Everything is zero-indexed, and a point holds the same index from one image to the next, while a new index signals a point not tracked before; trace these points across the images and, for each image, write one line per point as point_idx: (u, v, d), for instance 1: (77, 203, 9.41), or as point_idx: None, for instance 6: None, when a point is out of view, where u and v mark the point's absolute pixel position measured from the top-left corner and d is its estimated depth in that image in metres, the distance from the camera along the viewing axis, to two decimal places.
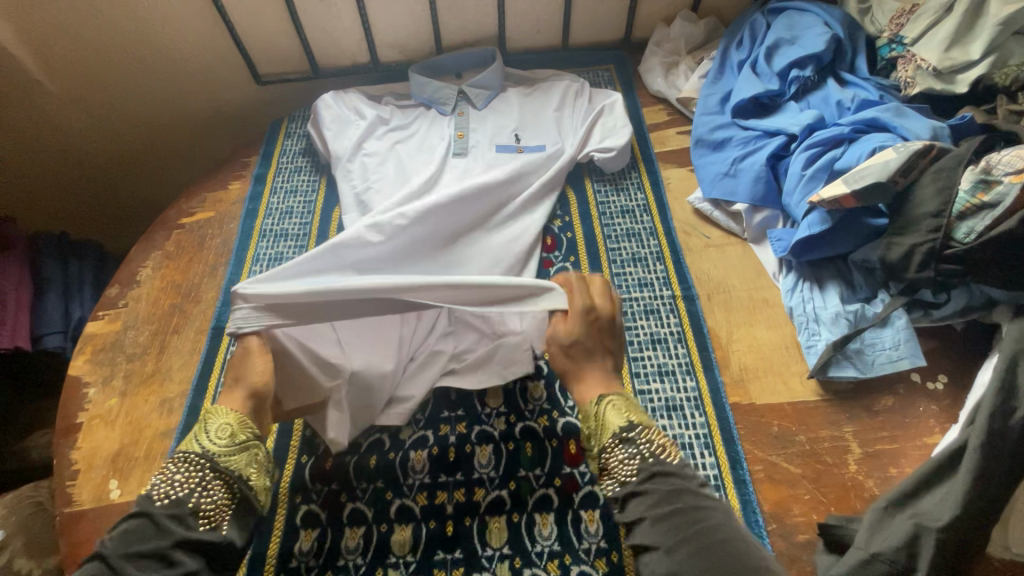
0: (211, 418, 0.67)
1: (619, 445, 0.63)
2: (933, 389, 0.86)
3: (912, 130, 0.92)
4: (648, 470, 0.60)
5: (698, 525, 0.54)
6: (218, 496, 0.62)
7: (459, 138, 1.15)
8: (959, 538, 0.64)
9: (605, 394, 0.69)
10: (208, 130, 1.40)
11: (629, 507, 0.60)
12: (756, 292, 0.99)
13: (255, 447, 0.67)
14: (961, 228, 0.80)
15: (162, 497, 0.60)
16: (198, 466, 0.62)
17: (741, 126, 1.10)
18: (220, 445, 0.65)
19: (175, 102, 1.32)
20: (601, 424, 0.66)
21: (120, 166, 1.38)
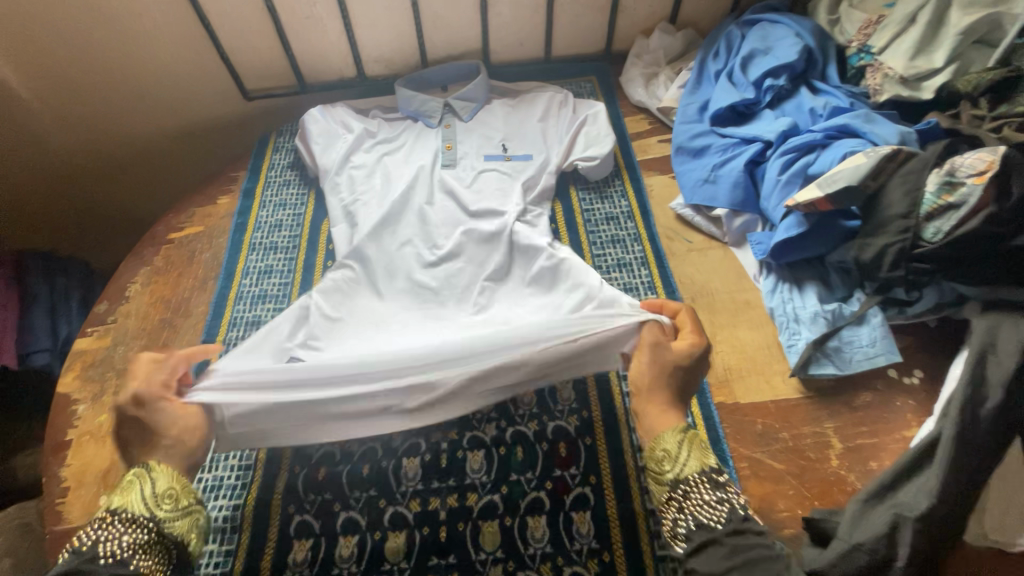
0: (154, 478, 0.63)
1: (708, 485, 0.62)
2: (909, 384, 0.89)
3: (881, 135, 0.95)
4: (738, 526, 0.59)
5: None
6: (157, 559, 0.60)
7: (447, 150, 1.17)
8: (935, 527, 0.67)
9: (692, 426, 0.67)
10: (194, 145, 1.41)
11: (705, 553, 0.58)
12: (738, 294, 1.02)
13: (196, 512, 0.65)
14: (929, 228, 0.83)
15: (106, 555, 0.57)
16: (141, 529, 0.60)
17: (719, 134, 1.13)
18: (164, 509, 0.62)
19: (162, 117, 1.33)
20: (679, 459, 0.64)
21: (108, 182, 1.38)
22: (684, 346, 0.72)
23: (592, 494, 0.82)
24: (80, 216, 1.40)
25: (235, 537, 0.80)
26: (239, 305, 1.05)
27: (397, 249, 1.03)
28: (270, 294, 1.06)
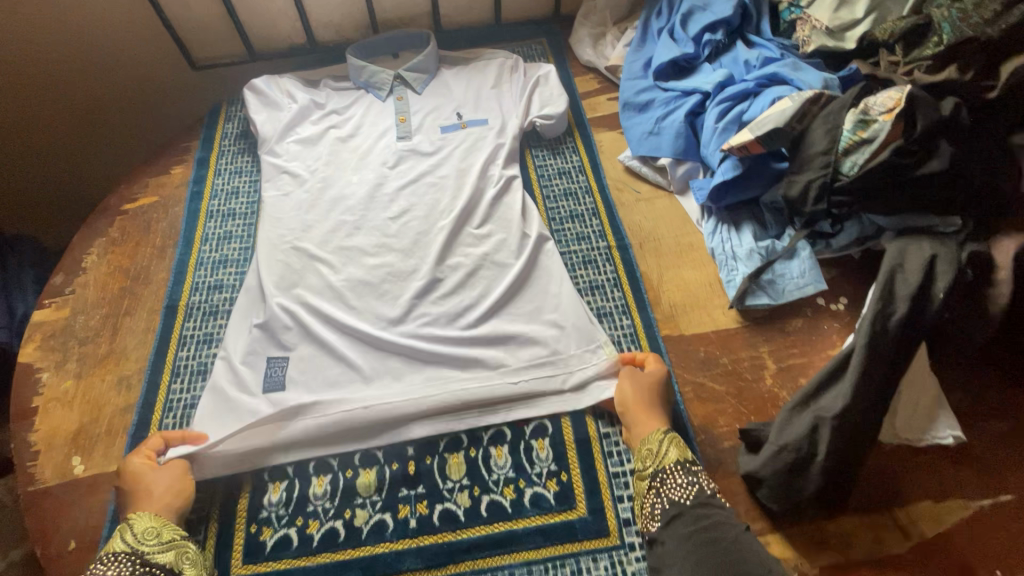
0: (132, 523, 0.73)
1: (680, 471, 0.76)
2: (835, 310, 0.98)
3: (807, 82, 1.01)
4: (701, 500, 0.72)
5: (722, 552, 0.66)
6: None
7: (402, 123, 1.23)
8: (851, 425, 0.75)
9: (669, 430, 0.80)
10: (139, 123, 1.38)
11: (674, 524, 0.72)
12: (682, 238, 1.09)
13: (183, 545, 0.74)
14: (847, 162, 0.91)
15: None
16: (126, 563, 0.70)
17: (662, 88, 1.19)
18: (148, 544, 0.72)
19: (105, 95, 1.31)
20: (660, 452, 0.78)
21: (59, 162, 1.35)
22: (656, 367, 0.87)
23: (550, 423, 0.88)
24: (33, 194, 1.36)
25: (209, 489, 0.83)
26: (200, 270, 1.05)
27: (345, 238, 1.08)
28: (231, 259, 1.07)
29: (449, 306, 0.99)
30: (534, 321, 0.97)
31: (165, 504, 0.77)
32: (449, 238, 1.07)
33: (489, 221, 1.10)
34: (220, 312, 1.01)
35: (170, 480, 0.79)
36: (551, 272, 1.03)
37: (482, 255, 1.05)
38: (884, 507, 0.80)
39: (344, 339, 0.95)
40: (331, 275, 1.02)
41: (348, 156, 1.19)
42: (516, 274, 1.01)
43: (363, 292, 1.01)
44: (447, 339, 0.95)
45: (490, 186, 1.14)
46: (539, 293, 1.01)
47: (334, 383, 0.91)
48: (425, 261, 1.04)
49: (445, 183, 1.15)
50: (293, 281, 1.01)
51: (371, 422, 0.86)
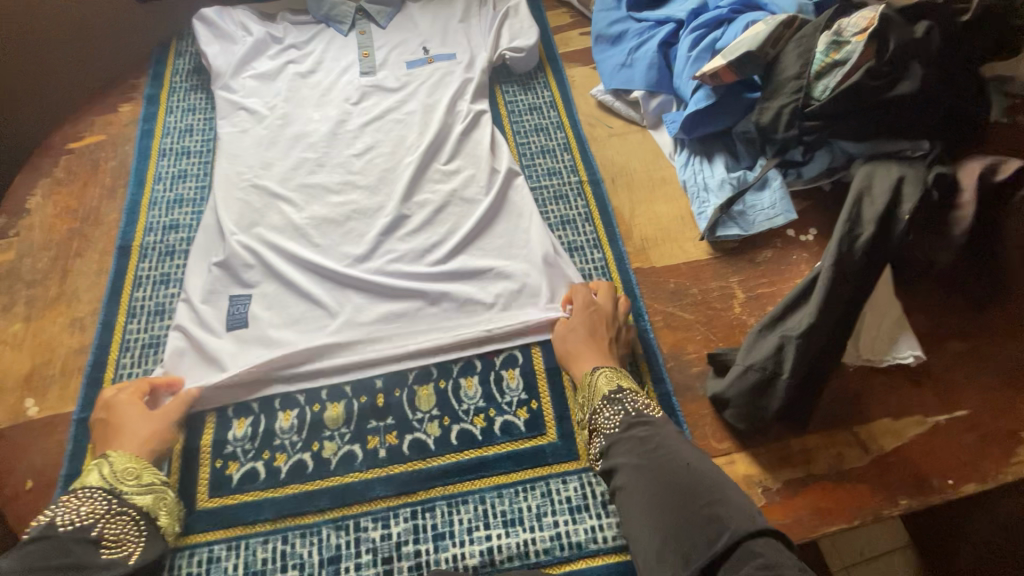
0: (110, 459, 0.71)
1: (607, 404, 0.76)
2: (804, 240, 0.98)
3: (781, 6, 0.98)
4: (629, 421, 0.73)
5: (664, 455, 0.67)
6: (124, 529, 0.67)
7: (365, 58, 1.17)
8: (814, 345, 0.76)
9: (599, 366, 0.80)
10: (80, 54, 1.26)
11: (612, 453, 0.71)
12: (655, 173, 1.07)
13: (162, 491, 0.73)
14: (819, 86, 0.89)
15: (67, 522, 0.65)
16: (102, 500, 0.68)
17: (635, 19, 1.14)
18: (126, 484, 0.70)
19: (31, 22, 1.18)
20: (593, 391, 0.78)
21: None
22: (606, 297, 0.88)
23: (520, 354, 0.88)
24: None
25: None
26: (153, 210, 1.00)
27: (306, 176, 1.03)
28: (187, 199, 1.02)
29: (418, 242, 0.97)
30: (504, 256, 0.96)
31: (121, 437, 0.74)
32: (416, 175, 1.03)
33: (458, 158, 1.06)
34: (177, 251, 0.97)
35: (150, 428, 0.76)
36: (521, 208, 1.00)
37: (450, 191, 1.02)
38: (845, 424, 0.83)
39: (309, 277, 0.92)
40: (293, 214, 0.98)
41: (309, 92, 1.13)
42: (486, 209, 0.99)
43: (327, 230, 0.98)
44: (415, 275, 0.93)
45: (457, 122, 1.10)
46: (509, 228, 0.99)
47: (301, 320, 0.89)
48: (393, 198, 1.00)
49: (412, 119, 1.10)
50: (253, 219, 0.97)
51: (340, 357, 0.85)
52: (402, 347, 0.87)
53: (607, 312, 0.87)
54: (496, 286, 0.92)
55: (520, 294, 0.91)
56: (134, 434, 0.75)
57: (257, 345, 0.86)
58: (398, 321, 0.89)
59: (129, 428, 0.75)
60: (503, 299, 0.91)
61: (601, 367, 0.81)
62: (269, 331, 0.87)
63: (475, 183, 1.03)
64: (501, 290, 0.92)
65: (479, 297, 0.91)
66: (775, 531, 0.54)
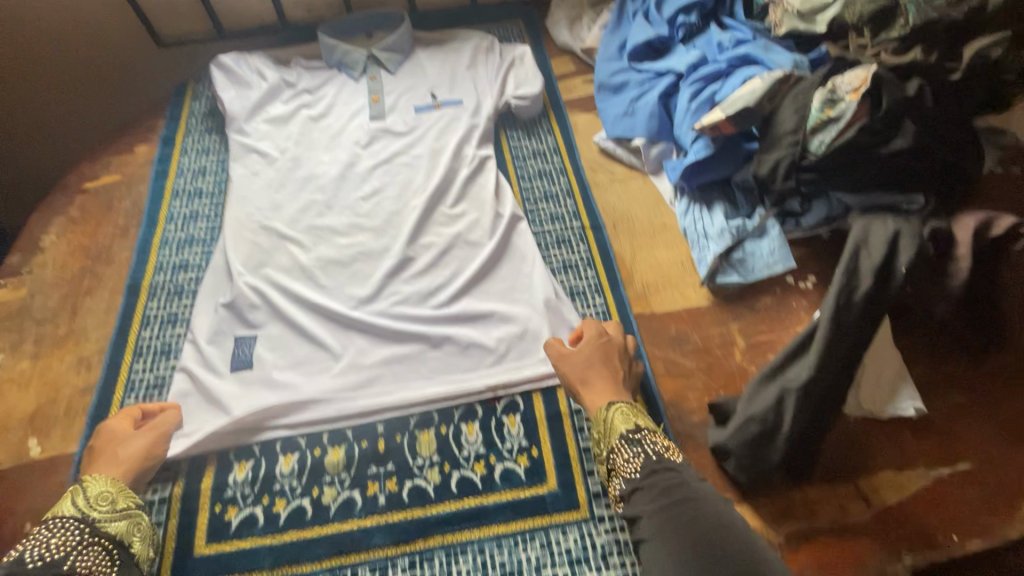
0: (86, 486, 0.70)
1: (626, 446, 0.74)
2: (804, 288, 0.99)
3: (777, 63, 1.02)
4: (650, 467, 0.71)
5: (690, 506, 0.65)
6: (96, 560, 0.65)
7: (375, 103, 1.21)
8: (814, 397, 0.76)
9: (613, 401, 0.79)
10: (111, 97, 1.33)
11: (633, 499, 0.70)
12: (655, 219, 1.09)
13: (136, 516, 0.72)
14: (814, 141, 0.92)
15: (37, 558, 0.62)
16: (74, 530, 0.65)
17: (636, 70, 1.19)
18: (99, 510, 0.69)
19: (51, 60, 1.23)
20: (609, 428, 0.77)
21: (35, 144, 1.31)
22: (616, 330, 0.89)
23: (522, 400, 0.88)
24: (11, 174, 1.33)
25: (171, 468, 0.81)
26: (164, 250, 1.02)
27: (314, 218, 1.06)
28: (198, 239, 1.05)
29: (422, 285, 0.98)
30: (506, 300, 0.97)
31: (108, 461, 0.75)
32: (422, 219, 1.05)
33: (462, 202, 1.09)
34: (185, 291, 0.98)
35: (139, 448, 0.77)
36: (524, 254, 1.02)
37: (455, 234, 1.04)
38: (848, 476, 0.82)
39: (314, 319, 0.94)
40: (300, 255, 1.00)
41: (319, 136, 1.17)
42: (490, 253, 1.01)
43: (333, 272, 0.99)
44: (419, 318, 0.94)
45: (462, 167, 1.13)
46: (511, 272, 1.00)
47: (305, 362, 0.90)
48: (398, 240, 1.02)
49: (419, 163, 1.13)
50: (261, 260, 0.99)
51: (341, 401, 0.86)
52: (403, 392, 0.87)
53: (618, 347, 0.86)
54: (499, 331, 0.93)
55: (522, 339, 0.92)
56: (121, 459, 0.75)
57: (261, 388, 0.87)
58: (401, 365, 0.90)
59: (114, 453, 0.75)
60: (505, 343, 0.92)
61: (615, 402, 0.79)
62: (274, 373, 0.88)
63: (479, 227, 1.05)
64: (503, 335, 0.92)
65: (481, 341, 0.92)
66: None
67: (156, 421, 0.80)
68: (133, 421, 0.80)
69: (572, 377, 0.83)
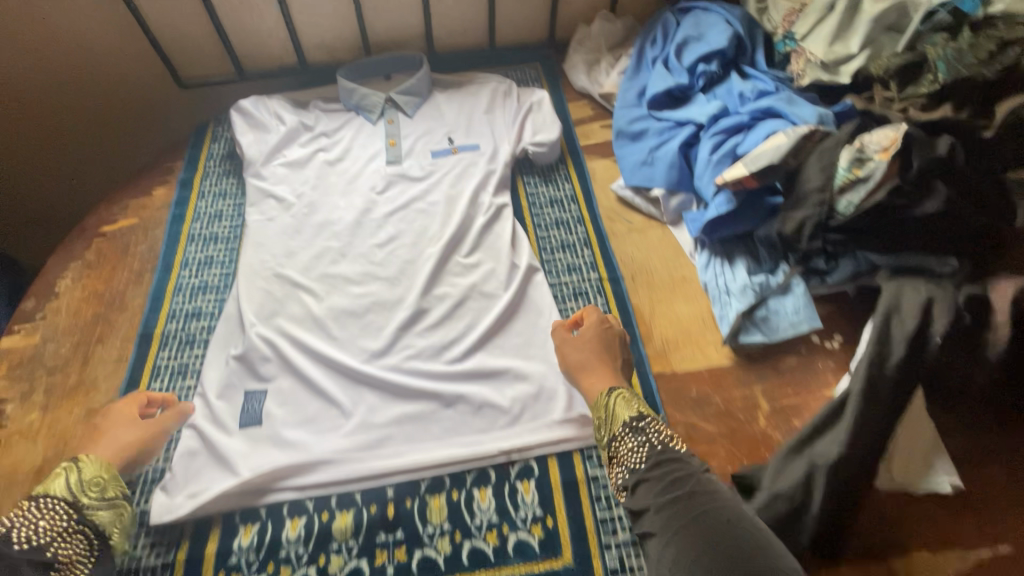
0: (80, 467, 0.73)
1: (629, 433, 0.76)
2: (830, 348, 0.95)
3: (801, 117, 1.00)
4: (655, 458, 0.73)
5: (695, 496, 0.66)
6: (77, 549, 0.69)
7: (392, 146, 1.21)
8: (845, 476, 0.74)
9: (615, 388, 0.82)
10: (140, 138, 1.35)
11: (637, 490, 0.71)
12: (675, 271, 1.07)
13: (121, 507, 0.75)
14: (842, 201, 0.90)
15: (23, 540, 0.65)
16: (62, 515, 0.69)
17: (656, 118, 1.17)
18: (89, 495, 0.72)
19: (76, 102, 1.24)
20: (612, 415, 0.79)
21: (66, 187, 1.32)
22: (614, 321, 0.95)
23: (536, 465, 0.85)
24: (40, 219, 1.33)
25: (175, 532, 0.79)
26: (177, 297, 1.02)
27: (329, 266, 1.05)
28: (211, 286, 1.04)
29: (435, 339, 0.96)
30: (523, 356, 0.95)
31: (108, 443, 0.79)
32: (437, 269, 1.04)
33: (478, 251, 1.07)
34: (197, 341, 0.97)
35: (136, 437, 0.81)
36: (541, 307, 1.00)
37: (470, 285, 1.02)
38: (881, 555, 0.77)
39: (326, 373, 0.92)
40: (314, 304, 0.99)
41: (336, 180, 1.17)
42: (506, 306, 0.99)
43: (346, 322, 0.98)
44: (432, 375, 0.92)
45: (478, 215, 1.11)
46: (527, 327, 0.98)
47: (316, 420, 0.88)
48: (413, 291, 1.01)
49: (434, 209, 1.12)
50: (274, 310, 0.98)
51: (352, 462, 0.83)
52: (416, 454, 0.85)
53: (616, 335, 0.91)
54: (514, 390, 0.90)
55: (538, 400, 0.89)
56: (119, 442, 0.80)
57: (270, 447, 0.85)
58: (413, 425, 0.88)
59: (115, 434, 0.80)
60: (520, 404, 0.89)
61: (619, 389, 0.82)
62: (283, 431, 0.86)
63: (495, 278, 1.03)
64: (519, 395, 0.90)
65: (496, 401, 0.89)
66: None
67: (162, 416, 0.85)
68: (139, 408, 0.84)
69: (573, 360, 0.87)
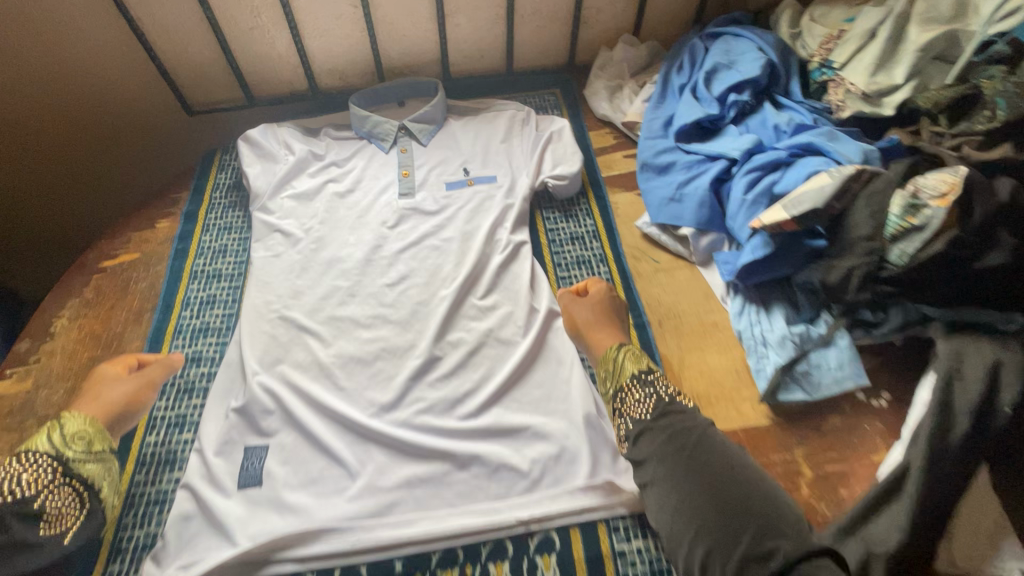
0: (64, 423, 0.74)
1: (638, 384, 0.80)
2: (877, 407, 0.87)
3: (845, 154, 0.93)
4: (662, 410, 0.76)
5: (699, 447, 0.70)
6: (65, 504, 0.70)
7: (405, 177, 1.15)
8: (904, 564, 0.67)
9: (624, 345, 0.87)
10: (149, 161, 1.32)
11: (641, 440, 0.75)
12: (705, 317, 1.00)
13: (107, 461, 0.76)
14: (894, 252, 0.82)
15: (7, 493, 0.66)
16: (47, 467, 0.70)
17: (683, 150, 1.11)
18: (74, 450, 0.73)
19: (84, 128, 1.20)
20: (620, 368, 0.84)
21: (75, 213, 1.30)
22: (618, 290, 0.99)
23: (557, 537, 0.78)
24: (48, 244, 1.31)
25: None
26: (177, 340, 0.97)
27: (337, 307, 0.99)
28: (213, 329, 0.98)
29: (449, 391, 0.89)
30: (543, 412, 0.87)
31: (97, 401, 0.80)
32: (451, 312, 0.97)
33: (495, 293, 1.01)
34: (196, 390, 0.91)
35: (127, 391, 0.82)
36: (562, 356, 0.93)
37: (486, 331, 0.96)
38: None
39: (331, 429, 0.86)
40: (320, 350, 0.93)
41: (345, 213, 1.11)
42: (525, 355, 0.92)
43: (353, 370, 0.92)
44: (444, 432, 0.85)
45: (494, 254, 1.05)
46: (547, 379, 0.91)
47: (319, 482, 0.82)
48: (425, 337, 0.94)
49: (449, 246, 1.06)
50: (277, 356, 0.92)
51: (357, 531, 0.77)
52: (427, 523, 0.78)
53: (621, 304, 0.95)
54: (533, 451, 0.83)
55: (559, 463, 0.82)
56: (107, 399, 0.80)
57: (271, 511, 0.79)
58: (424, 490, 0.81)
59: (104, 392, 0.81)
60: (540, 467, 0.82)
61: (628, 346, 0.87)
62: (284, 493, 0.80)
63: (513, 323, 0.97)
64: (539, 457, 0.83)
65: (514, 463, 0.82)
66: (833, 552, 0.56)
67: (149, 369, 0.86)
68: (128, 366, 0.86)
69: (582, 318, 0.92)
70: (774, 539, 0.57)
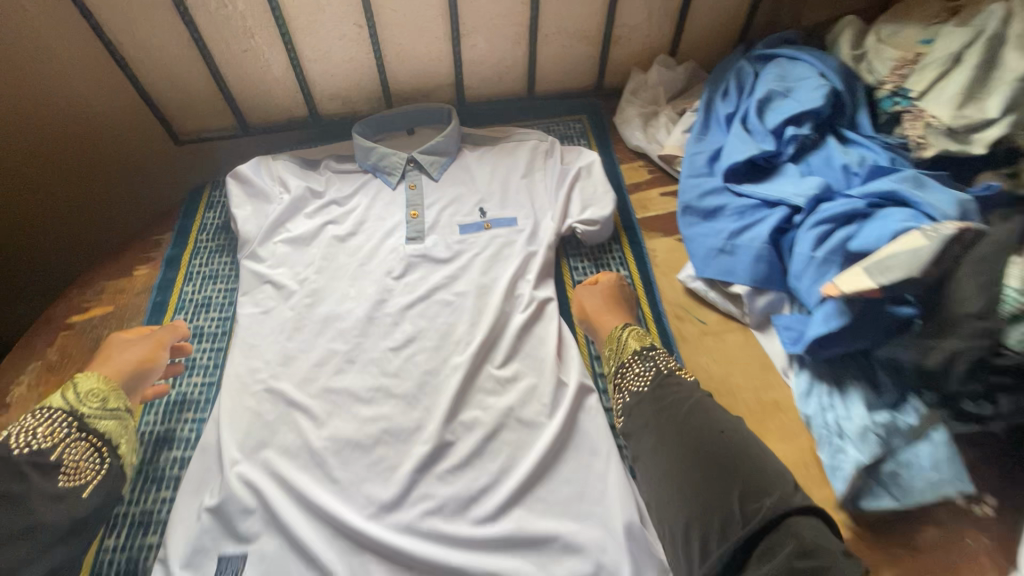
0: (76, 381, 0.71)
1: (639, 359, 0.82)
2: (981, 517, 0.72)
3: (937, 206, 0.78)
4: (659, 380, 0.78)
5: (687, 415, 0.72)
6: (83, 457, 0.67)
7: (414, 218, 1.01)
8: None
9: (629, 325, 0.88)
10: (137, 189, 1.21)
11: (636, 409, 0.77)
12: (763, 394, 0.85)
13: (124, 419, 0.73)
14: (1013, 333, 0.65)
15: (23, 446, 0.64)
16: (61, 422, 0.67)
17: (734, 193, 0.96)
18: (89, 407, 0.70)
19: (65, 155, 1.09)
20: (623, 345, 0.85)
21: (59, 240, 1.20)
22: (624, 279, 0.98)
23: None
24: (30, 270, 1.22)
25: None
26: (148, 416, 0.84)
27: (332, 377, 0.85)
28: (192, 402, 0.86)
29: (462, 487, 0.75)
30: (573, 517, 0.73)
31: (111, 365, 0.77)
32: (465, 385, 0.83)
33: (516, 362, 0.86)
34: (166, 480, 0.79)
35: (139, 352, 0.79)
36: (595, 445, 0.79)
37: (505, 409, 0.81)
38: None
39: (321, 536, 0.71)
40: (311, 432, 0.79)
41: (345, 260, 0.97)
42: (551, 444, 0.78)
43: (349, 458, 0.78)
44: (455, 543, 0.71)
45: (515, 312, 0.91)
46: (578, 473, 0.76)
47: None
48: (435, 417, 0.80)
49: (463, 302, 0.92)
50: (261, 440, 0.79)
51: None
52: None
53: (630, 294, 0.95)
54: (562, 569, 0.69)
55: None
56: (119, 360, 0.78)
57: None
58: None
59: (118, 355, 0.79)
60: None
61: (631, 325, 0.88)
62: None
63: (538, 400, 0.82)
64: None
65: None
66: (815, 510, 0.60)
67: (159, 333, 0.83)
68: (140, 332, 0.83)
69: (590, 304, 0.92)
70: (758, 499, 0.61)
